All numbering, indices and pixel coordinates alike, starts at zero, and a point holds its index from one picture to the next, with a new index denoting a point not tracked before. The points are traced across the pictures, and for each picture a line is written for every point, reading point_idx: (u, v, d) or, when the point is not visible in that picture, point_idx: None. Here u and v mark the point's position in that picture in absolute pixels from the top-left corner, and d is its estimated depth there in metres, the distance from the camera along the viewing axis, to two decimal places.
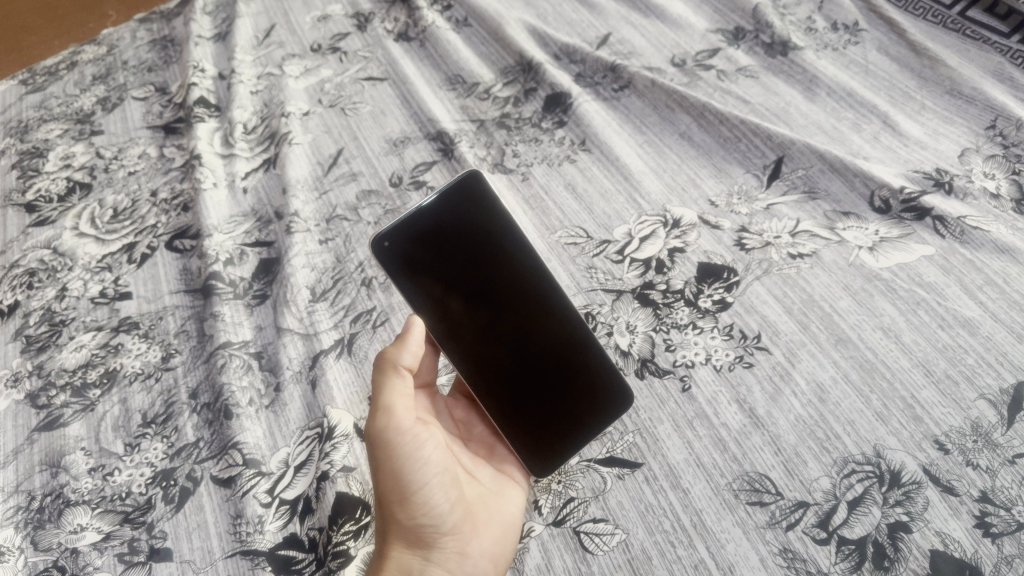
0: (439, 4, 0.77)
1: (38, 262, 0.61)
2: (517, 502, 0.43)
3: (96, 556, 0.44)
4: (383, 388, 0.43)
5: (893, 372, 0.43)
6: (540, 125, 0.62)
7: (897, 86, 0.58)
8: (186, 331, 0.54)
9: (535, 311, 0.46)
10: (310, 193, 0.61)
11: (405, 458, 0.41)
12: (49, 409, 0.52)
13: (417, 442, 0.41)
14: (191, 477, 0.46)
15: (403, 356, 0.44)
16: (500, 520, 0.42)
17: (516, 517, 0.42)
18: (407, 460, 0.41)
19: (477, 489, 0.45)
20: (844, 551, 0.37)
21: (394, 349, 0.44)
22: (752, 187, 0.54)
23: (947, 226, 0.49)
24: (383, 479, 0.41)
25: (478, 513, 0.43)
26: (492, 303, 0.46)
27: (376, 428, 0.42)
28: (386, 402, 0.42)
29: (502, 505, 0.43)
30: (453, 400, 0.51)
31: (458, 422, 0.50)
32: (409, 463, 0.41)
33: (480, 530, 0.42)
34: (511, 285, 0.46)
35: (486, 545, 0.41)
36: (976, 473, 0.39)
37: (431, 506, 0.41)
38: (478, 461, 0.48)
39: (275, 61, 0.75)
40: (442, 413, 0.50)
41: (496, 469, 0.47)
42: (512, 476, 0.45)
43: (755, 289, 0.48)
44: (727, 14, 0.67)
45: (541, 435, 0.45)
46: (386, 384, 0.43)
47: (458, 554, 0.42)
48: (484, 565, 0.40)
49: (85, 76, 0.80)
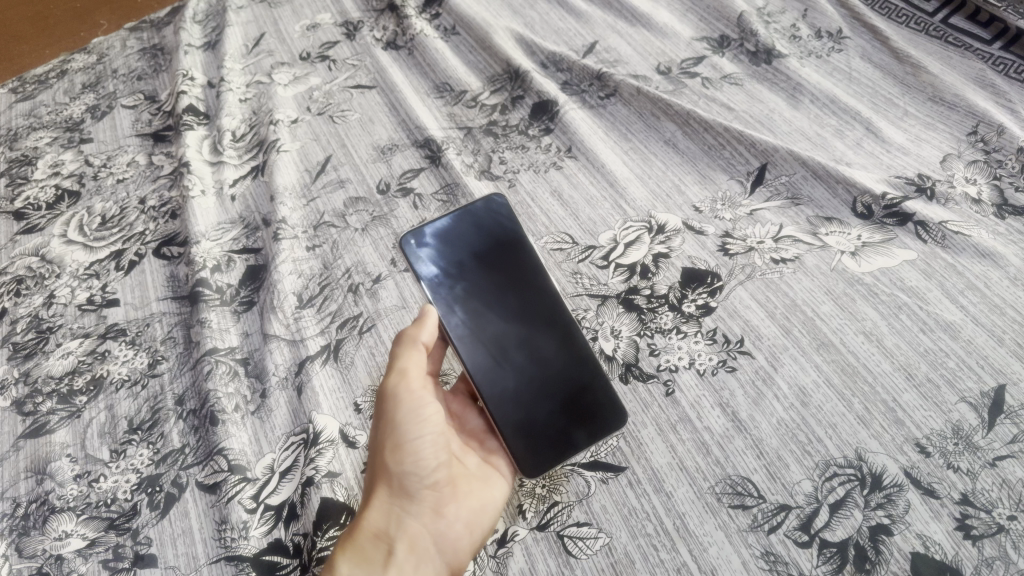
0: (427, 13, 0.78)
1: (26, 270, 0.61)
2: (505, 487, 0.44)
3: (80, 563, 0.44)
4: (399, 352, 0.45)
5: (874, 376, 0.43)
6: (527, 132, 0.63)
7: (880, 93, 0.59)
8: (173, 337, 0.54)
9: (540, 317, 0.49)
10: (298, 201, 0.61)
11: (408, 414, 0.42)
12: (35, 416, 0.52)
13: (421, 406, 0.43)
14: (176, 483, 0.46)
15: (422, 333, 0.46)
16: (483, 496, 0.43)
17: (500, 498, 0.43)
18: (408, 420, 0.42)
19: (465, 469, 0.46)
20: (826, 554, 0.38)
21: (413, 329, 0.46)
22: (735, 193, 0.55)
23: (928, 231, 0.49)
24: (384, 431, 0.43)
25: (464, 487, 0.44)
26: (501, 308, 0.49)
27: (388, 389, 0.43)
28: (400, 367, 0.44)
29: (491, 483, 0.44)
30: (452, 394, 0.51)
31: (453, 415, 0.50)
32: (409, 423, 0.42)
33: (463, 501, 0.43)
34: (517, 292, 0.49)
35: (465, 511, 0.42)
36: (957, 476, 0.39)
37: (420, 462, 0.42)
38: (465, 448, 0.48)
39: (263, 69, 0.75)
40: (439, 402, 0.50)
41: (483, 455, 0.47)
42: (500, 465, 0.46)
43: (738, 294, 0.49)
44: (713, 23, 0.68)
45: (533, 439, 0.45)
46: (403, 353, 0.45)
47: (434, 515, 0.43)
48: (459, 532, 0.41)
49: (75, 85, 0.80)
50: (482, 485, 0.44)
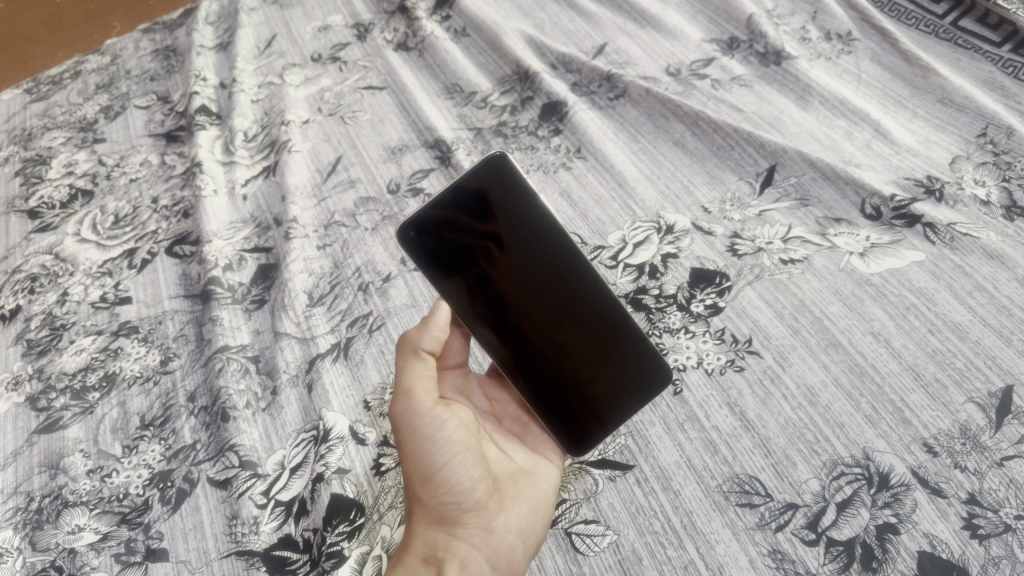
0: (437, 15, 0.78)
1: (39, 268, 0.62)
2: (551, 481, 0.45)
3: (92, 557, 0.44)
4: (406, 371, 0.44)
5: (882, 377, 0.44)
6: (536, 133, 0.63)
7: (889, 95, 0.59)
8: (185, 334, 0.55)
9: (566, 282, 0.46)
10: (308, 200, 0.61)
11: (425, 439, 0.41)
12: (49, 412, 0.52)
13: (438, 423, 0.42)
14: (188, 479, 0.47)
15: (424, 339, 0.45)
16: (528, 500, 0.43)
17: (548, 496, 0.44)
18: (427, 440, 0.42)
19: (510, 468, 0.47)
20: (832, 552, 0.38)
21: (416, 333, 0.45)
22: (744, 194, 0.54)
23: (937, 232, 0.49)
24: (407, 458, 0.42)
25: (509, 493, 0.44)
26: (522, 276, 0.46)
27: (398, 412, 0.43)
28: (406, 386, 0.43)
29: (535, 483, 0.45)
30: (487, 379, 0.52)
31: (489, 401, 0.51)
32: (429, 444, 0.41)
33: (509, 509, 0.43)
34: (537, 261, 0.46)
35: (514, 519, 0.42)
36: (964, 475, 0.39)
37: (453, 482, 0.42)
38: (510, 440, 0.49)
39: (276, 70, 0.76)
40: (473, 393, 0.51)
41: (530, 449, 0.48)
42: (546, 457, 0.47)
43: (747, 294, 0.49)
44: (722, 24, 0.68)
45: (576, 419, 0.46)
46: (407, 367, 0.44)
47: (483, 529, 0.43)
48: (512, 541, 0.41)
49: (89, 86, 0.81)
50: (527, 486, 0.44)
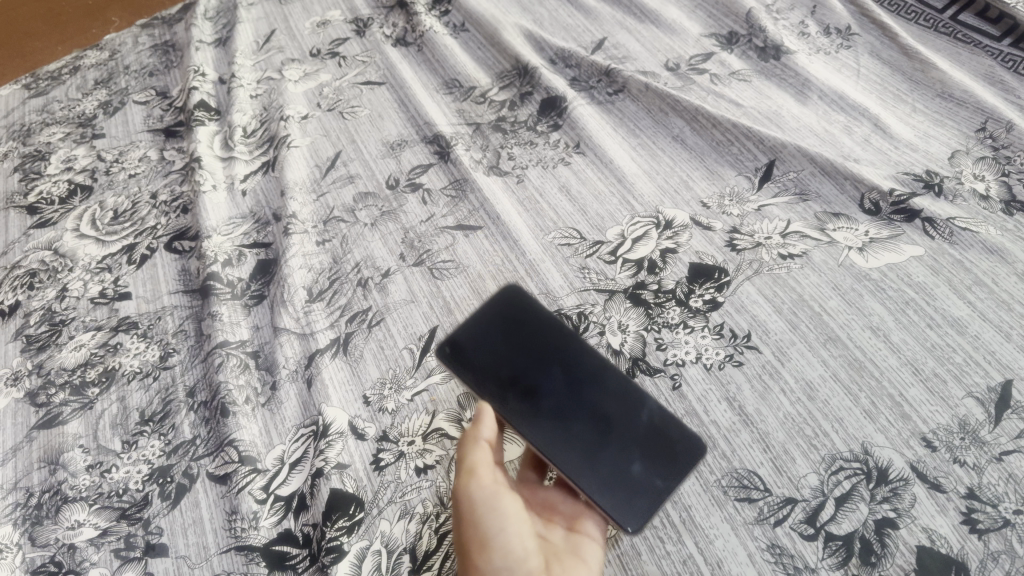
0: (436, 9, 0.78)
1: (39, 263, 0.62)
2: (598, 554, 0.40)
3: (92, 552, 0.44)
4: (461, 452, 0.41)
5: (881, 371, 0.44)
6: (535, 128, 0.62)
7: (888, 89, 0.59)
8: (184, 330, 0.55)
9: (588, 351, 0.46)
10: (307, 195, 0.61)
11: (483, 503, 0.39)
12: (48, 408, 0.52)
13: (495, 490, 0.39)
14: (187, 474, 0.47)
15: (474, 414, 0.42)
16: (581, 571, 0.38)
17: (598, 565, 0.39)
18: (484, 504, 0.39)
19: (548, 553, 0.40)
20: (831, 547, 0.38)
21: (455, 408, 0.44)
22: (742, 189, 0.54)
23: (936, 227, 0.49)
24: (462, 527, 0.39)
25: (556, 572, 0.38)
26: (541, 334, 0.47)
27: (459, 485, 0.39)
28: (467, 461, 0.40)
29: (582, 560, 0.39)
30: None
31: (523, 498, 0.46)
32: (486, 509, 0.38)
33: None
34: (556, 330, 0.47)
35: None
36: (963, 470, 0.39)
37: (512, 553, 0.38)
38: (547, 525, 0.43)
39: (274, 65, 0.76)
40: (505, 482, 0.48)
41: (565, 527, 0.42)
42: (586, 534, 0.41)
43: (745, 289, 0.49)
44: (721, 19, 0.68)
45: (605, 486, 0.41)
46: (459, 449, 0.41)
47: None
48: None
49: (87, 81, 0.81)
50: (574, 560, 0.39)
